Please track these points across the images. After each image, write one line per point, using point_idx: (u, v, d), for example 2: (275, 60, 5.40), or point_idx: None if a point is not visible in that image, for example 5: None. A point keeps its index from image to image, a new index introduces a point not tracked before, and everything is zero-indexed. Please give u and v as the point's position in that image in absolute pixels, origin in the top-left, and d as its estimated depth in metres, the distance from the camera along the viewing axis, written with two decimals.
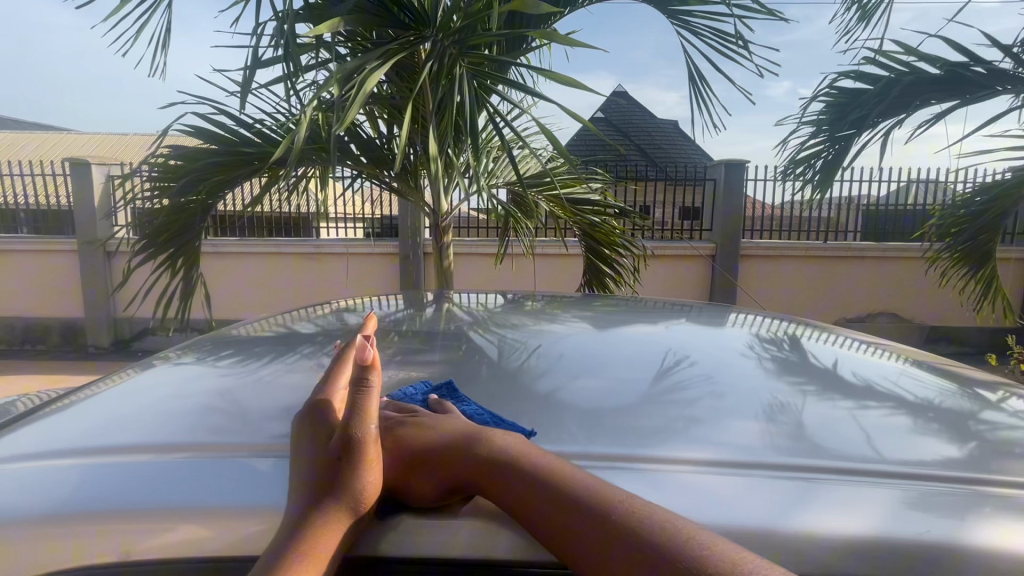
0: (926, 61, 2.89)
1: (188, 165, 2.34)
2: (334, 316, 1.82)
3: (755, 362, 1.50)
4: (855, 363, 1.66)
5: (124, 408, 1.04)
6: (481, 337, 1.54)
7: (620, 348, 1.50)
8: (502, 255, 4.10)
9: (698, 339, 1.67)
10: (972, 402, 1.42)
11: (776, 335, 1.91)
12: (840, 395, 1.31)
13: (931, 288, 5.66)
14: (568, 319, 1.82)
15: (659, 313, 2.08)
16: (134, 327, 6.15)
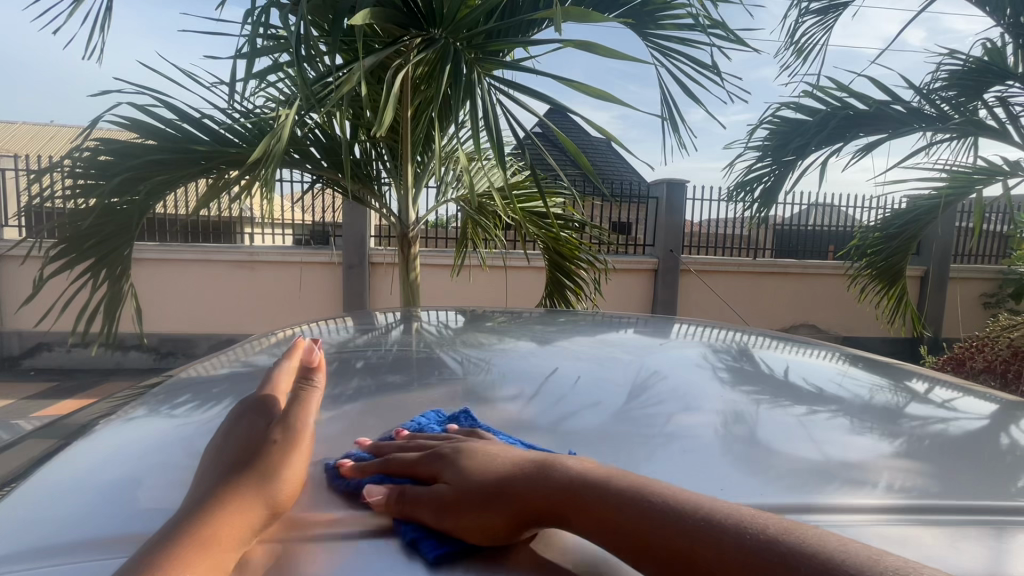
0: (856, 97, 3.18)
1: (123, 162, 2.08)
2: (294, 343, 1.65)
3: (710, 372, 1.52)
4: (802, 368, 1.72)
5: (73, 474, 0.87)
6: (442, 354, 1.45)
7: (591, 363, 1.46)
8: (459, 267, 4.00)
9: (656, 350, 1.67)
10: (903, 397, 1.52)
11: (724, 344, 1.94)
12: (789, 402, 1.35)
13: (843, 301, 6.22)
14: (546, 335, 1.78)
15: (614, 323, 2.09)
16: (26, 342, 5.39)
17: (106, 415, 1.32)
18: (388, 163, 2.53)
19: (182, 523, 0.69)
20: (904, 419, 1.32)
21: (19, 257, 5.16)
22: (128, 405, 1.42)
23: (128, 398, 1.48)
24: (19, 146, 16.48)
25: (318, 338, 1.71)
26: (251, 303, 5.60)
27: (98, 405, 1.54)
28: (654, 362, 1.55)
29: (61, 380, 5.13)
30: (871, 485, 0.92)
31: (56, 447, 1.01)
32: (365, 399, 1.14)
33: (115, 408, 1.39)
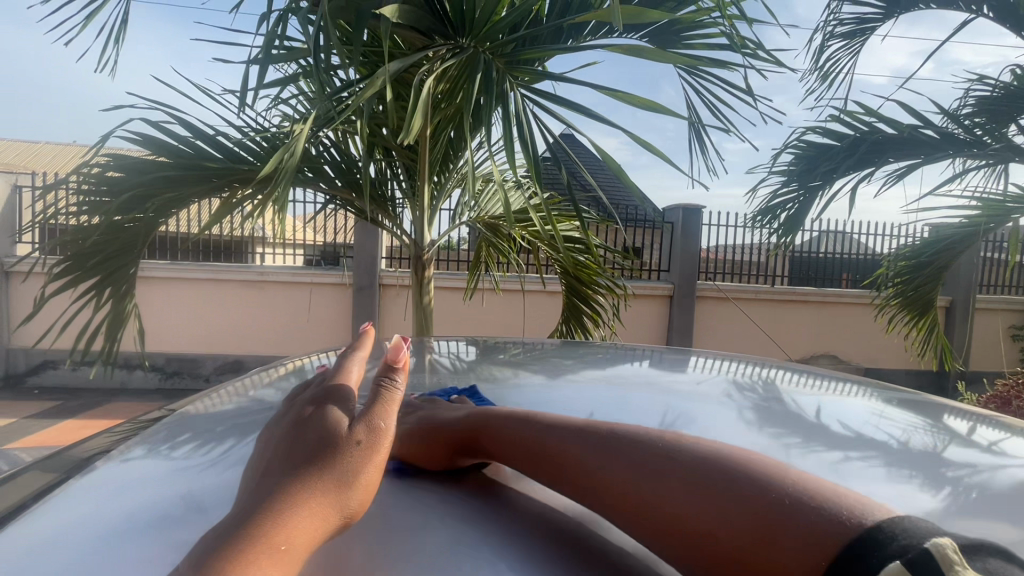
0: (885, 122, 3.08)
1: (133, 179, 2.01)
2: (300, 374, 1.54)
3: (737, 412, 1.37)
4: (835, 408, 1.57)
5: (49, 534, 0.76)
6: (460, 390, 1.33)
7: (621, 403, 1.32)
8: (471, 290, 3.89)
9: (689, 388, 1.54)
10: (948, 439, 1.37)
11: (753, 380, 1.80)
12: (826, 446, 1.22)
13: (865, 332, 6.02)
14: (569, 368, 1.65)
15: (636, 356, 1.95)
16: (32, 359, 5.33)
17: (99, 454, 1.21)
18: (404, 183, 2.46)
19: (259, 515, 0.68)
20: (947, 466, 1.17)
21: (31, 274, 5.15)
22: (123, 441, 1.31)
23: (123, 432, 1.37)
24: (41, 164, 16.83)
25: None
26: (259, 323, 5.53)
27: (90, 439, 1.43)
28: (689, 400, 1.41)
29: (64, 400, 5.03)
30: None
31: (37, 494, 0.90)
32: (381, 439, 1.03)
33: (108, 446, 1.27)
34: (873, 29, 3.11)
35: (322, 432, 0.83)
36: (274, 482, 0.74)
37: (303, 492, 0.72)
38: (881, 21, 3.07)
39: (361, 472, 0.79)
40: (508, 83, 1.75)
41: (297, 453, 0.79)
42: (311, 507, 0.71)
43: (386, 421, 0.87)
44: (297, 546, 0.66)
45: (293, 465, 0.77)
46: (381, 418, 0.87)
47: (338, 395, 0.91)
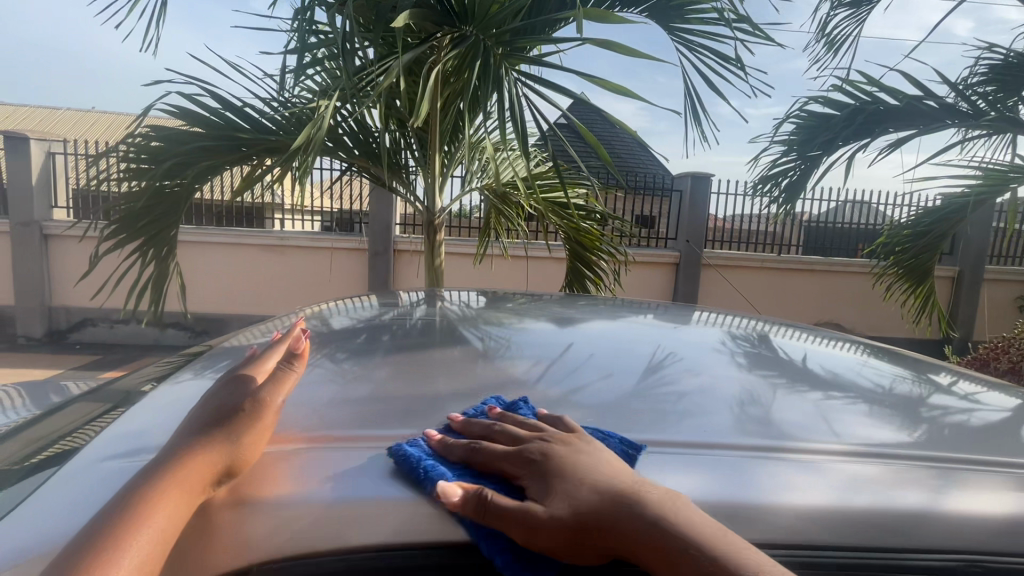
0: (886, 92, 3.15)
1: (172, 148, 2.22)
2: (324, 318, 1.75)
3: (728, 356, 1.57)
4: (821, 356, 1.77)
5: (131, 414, 0.98)
6: (467, 331, 1.52)
7: (608, 345, 1.50)
8: (480, 255, 4.07)
9: (670, 335, 1.72)
10: (925, 387, 1.57)
11: (746, 331, 2.00)
12: (806, 386, 1.41)
13: (871, 301, 6.12)
14: (562, 316, 1.84)
15: (629, 309, 2.14)
16: (72, 317, 5.71)
17: (158, 377, 1.44)
18: (416, 152, 2.63)
19: (134, 492, 0.69)
20: (924, 407, 1.38)
21: (81, 238, 5.49)
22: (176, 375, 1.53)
23: (176, 361, 1.60)
24: (68, 131, 17.29)
25: (346, 314, 1.80)
26: (281, 286, 5.82)
27: (148, 367, 1.67)
28: (672, 346, 1.59)
29: (104, 355, 5.41)
30: (866, 442, 1.00)
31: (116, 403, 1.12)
32: (398, 354, 1.25)
33: (166, 371, 1.51)
34: None
35: (215, 404, 0.84)
36: (159, 458, 0.75)
37: (188, 452, 0.74)
38: None
39: (245, 434, 0.78)
40: (505, 67, 1.91)
41: (183, 430, 0.80)
42: (188, 474, 0.72)
43: (272, 392, 0.86)
44: (170, 518, 0.68)
45: (179, 439, 0.78)
46: (267, 389, 0.87)
47: (234, 376, 0.91)
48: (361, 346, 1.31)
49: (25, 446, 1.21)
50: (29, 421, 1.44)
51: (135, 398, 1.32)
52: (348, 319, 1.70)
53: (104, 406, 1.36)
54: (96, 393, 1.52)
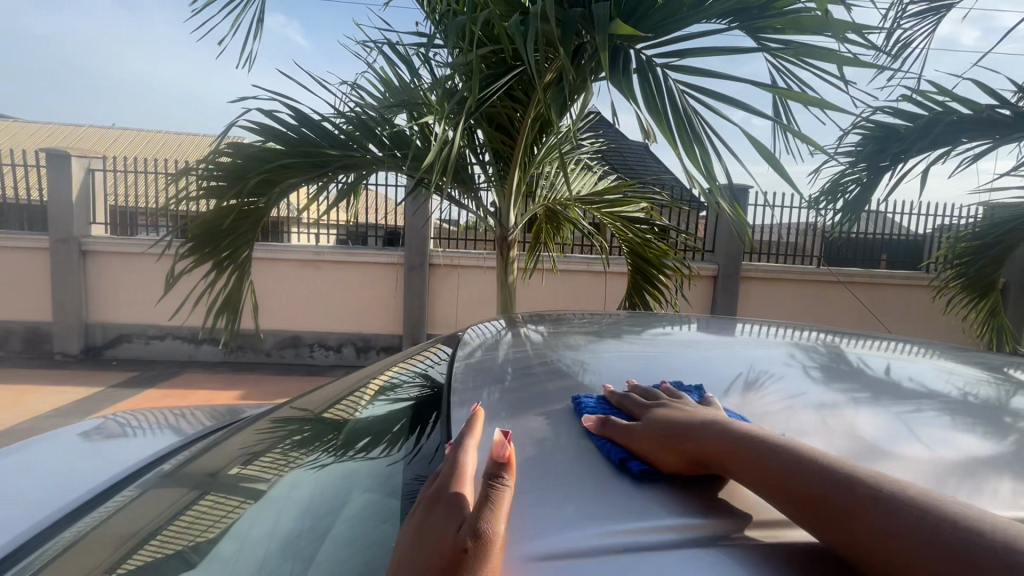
0: (958, 102, 3.05)
1: (255, 167, 2.19)
2: (416, 356, 1.69)
3: (798, 370, 1.42)
4: (903, 366, 1.62)
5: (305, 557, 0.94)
6: (566, 355, 1.44)
7: (693, 364, 1.39)
8: (529, 270, 3.99)
9: (737, 348, 1.60)
10: (1003, 390, 1.44)
11: (811, 342, 1.85)
12: (890, 400, 1.27)
13: (915, 315, 5.98)
14: (656, 334, 1.76)
15: (708, 323, 2.04)
16: (108, 334, 5.69)
17: (267, 452, 1.40)
18: (488, 166, 2.56)
19: None
20: (1011, 416, 1.24)
21: (145, 254, 5.49)
22: (278, 434, 1.49)
23: (274, 429, 1.53)
24: (94, 147, 17.52)
25: (434, 350, 1.69)
26: (316, 302, 5.78)
27: (246, 428, 1.62)
28: (748, 360, 1.46)
29: (141, 371, 5.39)
30: (1003, 477, 0.94)
31: (254, 524, 1.10)
32: (522, 393, 1.17)
33: (267, 445, 1.44)
34: (948, 6, 3.09)
35: (414, 527, 0.75)
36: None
37: None
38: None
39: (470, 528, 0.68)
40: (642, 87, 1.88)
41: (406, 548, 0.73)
42: None
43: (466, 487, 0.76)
44: None
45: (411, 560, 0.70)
46: (456, 486, 0.76)
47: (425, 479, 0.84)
48: (479, 381, 1.23)
49: (125, 544, 1.13)
50: (127, 500, 1.36)
51: (253, 486, 1.25)
52: (439, 356, 1.59)
53: (210, 491, 1.29)
54: (177, 474, 1.44)
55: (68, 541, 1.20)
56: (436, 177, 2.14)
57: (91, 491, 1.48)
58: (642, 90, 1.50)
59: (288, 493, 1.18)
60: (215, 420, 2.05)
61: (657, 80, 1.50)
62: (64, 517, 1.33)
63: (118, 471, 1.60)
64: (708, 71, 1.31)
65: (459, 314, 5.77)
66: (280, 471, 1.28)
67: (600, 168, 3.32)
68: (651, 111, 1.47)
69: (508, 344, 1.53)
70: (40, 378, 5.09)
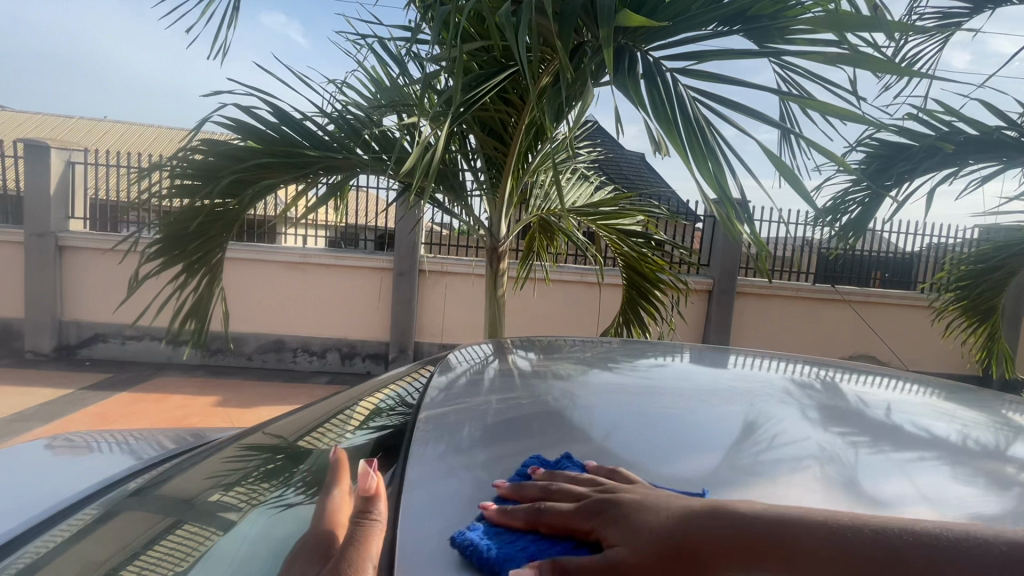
0: (964, 122, 2.96)
1: (229, 166, 2.05)
2: (391, 383, 1.55)
3: (793, 409, 1.29)
4: (903, 408, 1.48)
5: None
6: (553, 386, 1.31)
7: (687, 404, 1.26)
8: (521, 280, 3.86)
9: (732, 384, 1.48)
10: (1004, 435, 1.31)
11: (806, 377, 1.72)
12: (891, 445, 1.14)
13: (909, 335, 5.91)
14: (651, 364, 1.63)
15: (705, 352, 1.93)
16: (82, 332, 5.46)
17: (226, 483, 1.23)
18: (480, 172, 2.43)
19: None
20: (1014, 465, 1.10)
21: (124, 251, 5.29)
22: (240, 464, 1.33)
23: (246, 457, 1.36)
24: (83, 139, 17.20)
25: (410, 378, 1.55)
26: (301, 306, 5.61)
27: (209, 454, 1.45)
28: (748, 398, 1.34)
29: (115, 373, 5.17)
30: None
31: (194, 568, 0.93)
32: (503, 431, 1.03)
33: (229, 474, 1.28)
34: (958, 24, 3.01)
35: None
36: None
37: None
38: (967, 17, 2.97)
39: None
40: None
41: None
42: None
43: (360, 566, 0.69)
44: None
45: None
46: (349, 562, 0.70)
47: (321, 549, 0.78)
48: (462, 415, 1.09)
49: None
50: (75, 528, 1.17)
51: (209, 520, 1.08)
52: (415, 384, 1.45)
53: (186, 520, 1.11)
54: (127, 500, 1.27)
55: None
56: (424, 180, 1.99)
57: (41, 513, 1.28)
58: (649, 93, 1.38)
59: (237, 531, 1.01)
60: (178, 443, 1.89)
61: (667, 85, 1.39)
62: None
63: (67, 493, 1.40)
64: (718, 76, 1.19)
65: (448, 323, 5.63)
66: (251, 502, 1.10)
67: (596, 179, 3.21)
68: (659, 118, 1.35)
69: (491, 373, 1.40)
70: (8, 377, 4.87)
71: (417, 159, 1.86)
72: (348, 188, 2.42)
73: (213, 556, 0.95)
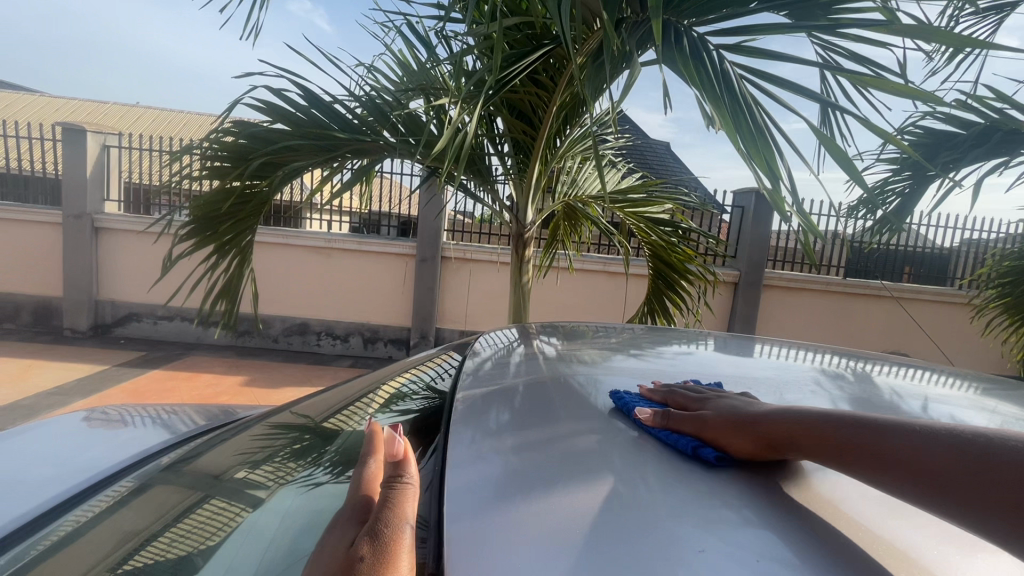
0: (1017, 108, 2.81)
1: (258, 148, 2.06)
2: (416, 366, 1.56)
3: (827, 402, 1.25)
4: (941, 403, 1.42)
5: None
6: (579, 372, 1.29)
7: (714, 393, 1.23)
8: (544, 268, 3.83)
9: (760, 374, 1.44)
10: None
11: (838, 368, 1.66)
12: None
13: (945, 332, 5.71)
14: (679, 353, 1.60)
15: (735, 342, 1.88)
16: (116, 312, 5.64)
17: (256, 461, 1.25)
18: (507, 157, 2.40)
19: None
20: None
21: (156, 233, 5.43)
22: (270, 442, 1.34)
23: (273, 436, 1.38)
24: (117, 124, 17.66)
25: (435, 362, 1.55)
26: (326, 291, 5.69)
27: (240, 431, 1.48)
28: (781, 389, 1.30)
29: (147, 351, 5.34)
30: None
31: (226, 543, 0.94)
32: (530, 415, 1.02)
33: (260, 451, 1.30)
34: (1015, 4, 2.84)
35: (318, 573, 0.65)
36: None
37: None
38: None
39: None
40: None
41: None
42: None
43: (398, 527, 0.66)
44: None
45: None
46: (386, 522, 0.67)
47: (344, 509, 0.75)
48: (490, 399, 1.08)
49: (85, 558, 0.99)
50: (114, 499, 1.20)
51: (240, 496, 1.10)
52: (440, 369, 1.45)
53: (217, 495, 1.13)
54: (162, 473, 1.30)
55: (45, 547, 1.04)
56: (451, 164, 1.97)
57: (81, 483, 1.32)
58: (695, 72, 1.35)
59: (266, 508, 1.02)
60: (208, 419, 1.93)
61: (713, 63, 1.35)
62: (40, 514, 1.18)
63: (104, 465, 1.44)
64: (767, 54, 1.13)
65: (470, 310, 5.65)
66: (280, 480, 1.12)
67: (623, 165, 3.15)
68: (706, 98, 1.30)
69: (517, 358, 1.39)
70: (48, 353, 5.07)
71: (446, 141, 1.83)
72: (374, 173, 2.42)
73: (244, 532, 0.96)
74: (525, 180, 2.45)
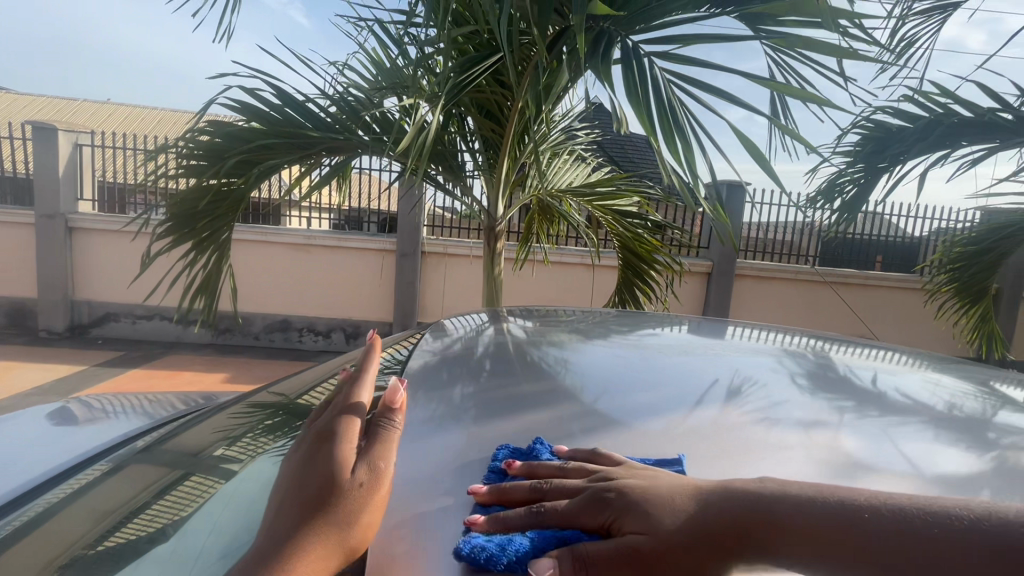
0: (961, 103, 2.99)
1: (233, 147, 2.13)
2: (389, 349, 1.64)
3: (785, 377, 1.36)
4: (891, 378, 1.55)
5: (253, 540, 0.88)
6: (545, 353, 1.39)
7: (670, 368, 1.34)
8: (521, 261, 3.94)
9: (726, 352, 1.56)
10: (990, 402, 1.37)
11: (801, 348, 1.78)
12: (876, 411, 1.21)
13: (907, 317, 5.97)
14: (639, 333, 1.71)
15: (695, 323, 2.00)
16: (94, 311, 5.60)
17: (233, 439, 1.33)
18: (478, 153, 2.50)
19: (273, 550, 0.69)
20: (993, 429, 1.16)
21: (132, 232, 5.40)
22: (246, 423, 1.42)
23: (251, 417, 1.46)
24: (87, 122, 17.25)
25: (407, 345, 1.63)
26: (306, 287, 5.72)
27: (219, 414, 1.56)
28: (735, 364, 1.42)
29: (126, 351, 5.33)
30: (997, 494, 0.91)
31: (206, 510, 1.03)
32: (500, 391, 1.12)
33: (237, 431, 1.38)
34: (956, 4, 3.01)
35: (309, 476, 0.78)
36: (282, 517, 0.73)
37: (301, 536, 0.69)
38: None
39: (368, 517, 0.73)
40: None
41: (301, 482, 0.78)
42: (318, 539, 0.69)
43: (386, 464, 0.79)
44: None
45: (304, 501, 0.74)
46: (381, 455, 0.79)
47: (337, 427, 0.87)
48: (452, 377, 1.18)
49: (73, 530, 1.06)
50: (98, 479, 1.28)
51: (217, 470, 1.18)
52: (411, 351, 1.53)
53: (197, 471, 1.21)
54: (144, 455, 1.38)
55: (34, 521, 1.11)
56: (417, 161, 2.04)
57: (67, 467, 1.40)
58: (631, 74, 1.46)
59: (243, 479, 1.11)
60: (189, 407, 2.00)
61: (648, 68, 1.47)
62: (28, 494, 1.25)
63: (88, 451, 1.51)
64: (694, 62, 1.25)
65: (451, 304, 5.73)
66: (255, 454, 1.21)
67: (594, 160, 3.28)
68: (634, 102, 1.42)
69: (483, 340, 1.48)
70: (23, 354, 5.03)
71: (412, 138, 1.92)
72: (350, 169, 2.49)
73: (222, 499, 1.05)
74: (496, 174, 2.54)
